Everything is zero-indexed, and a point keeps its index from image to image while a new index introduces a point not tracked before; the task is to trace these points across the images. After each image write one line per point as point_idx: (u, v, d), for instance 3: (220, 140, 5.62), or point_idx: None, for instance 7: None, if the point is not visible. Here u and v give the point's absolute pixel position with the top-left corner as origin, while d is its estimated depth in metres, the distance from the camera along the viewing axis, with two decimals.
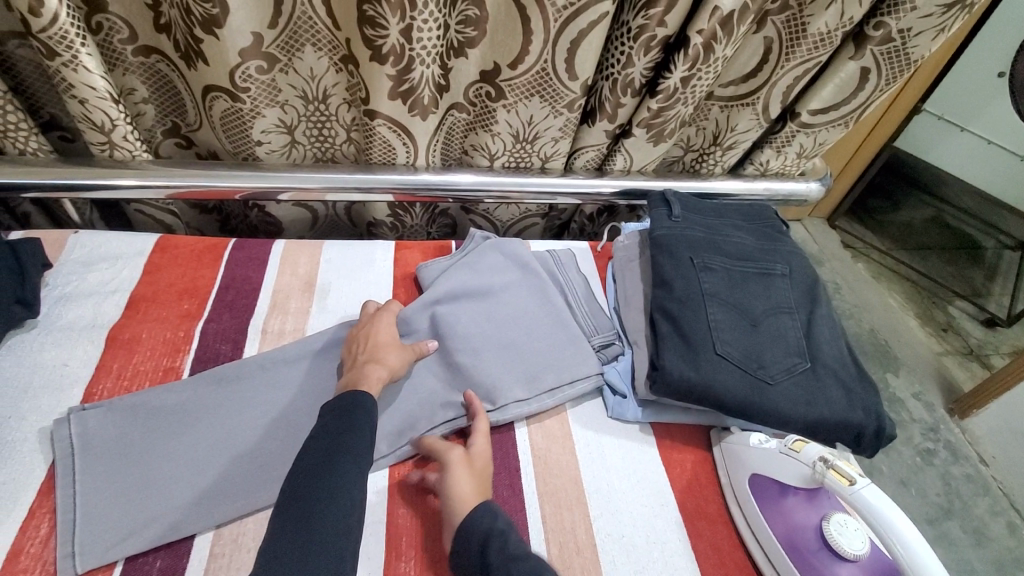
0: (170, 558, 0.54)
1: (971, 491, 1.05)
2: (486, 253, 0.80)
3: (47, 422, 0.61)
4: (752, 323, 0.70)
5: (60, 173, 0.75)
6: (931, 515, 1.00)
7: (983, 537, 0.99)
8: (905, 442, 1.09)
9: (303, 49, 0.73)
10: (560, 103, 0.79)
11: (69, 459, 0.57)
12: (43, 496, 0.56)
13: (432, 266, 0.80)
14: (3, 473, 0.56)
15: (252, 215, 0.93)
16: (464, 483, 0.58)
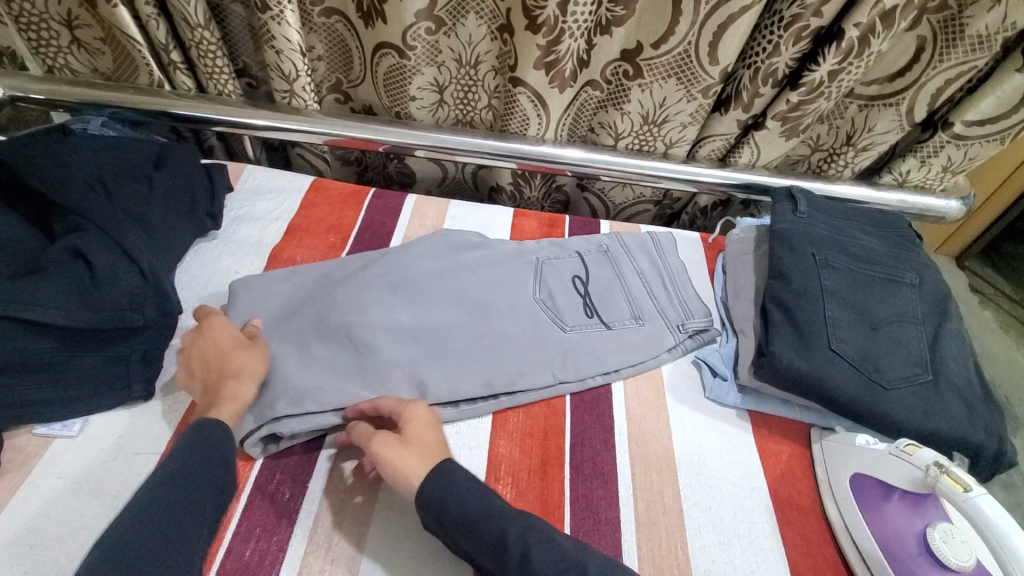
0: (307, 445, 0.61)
1: None
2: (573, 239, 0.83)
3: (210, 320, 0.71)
4: (872, 326, 0.68)
5: (246, 112, 0.88)
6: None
7: None
8: None
9: (467, 16, 0.80)
10: (695, 88, 0.81)
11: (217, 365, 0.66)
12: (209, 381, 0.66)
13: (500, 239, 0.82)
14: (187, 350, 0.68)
15: (390, 166, 1.03)
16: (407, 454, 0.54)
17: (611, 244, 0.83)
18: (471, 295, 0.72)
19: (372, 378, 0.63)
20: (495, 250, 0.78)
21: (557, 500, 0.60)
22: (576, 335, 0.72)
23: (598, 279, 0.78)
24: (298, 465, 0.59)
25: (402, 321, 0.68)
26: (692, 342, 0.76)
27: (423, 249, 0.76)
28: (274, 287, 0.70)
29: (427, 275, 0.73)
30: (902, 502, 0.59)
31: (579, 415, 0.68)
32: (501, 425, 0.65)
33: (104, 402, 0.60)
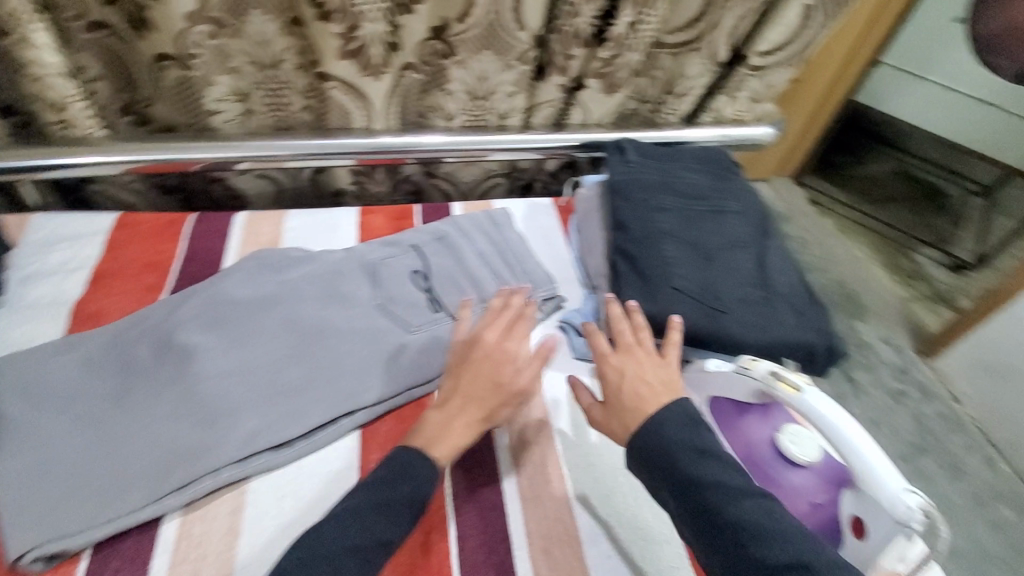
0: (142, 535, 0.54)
1: None
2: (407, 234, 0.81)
3: None
4: (707, 257, 0.73)
5: (15, 154, 0.75)
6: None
7: None
8: None
9: (249, 13, 0.73)
10: (510, 57, 0.80)
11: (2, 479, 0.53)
12: None
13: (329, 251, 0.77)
14: None
15: (214, 189, 0.94)
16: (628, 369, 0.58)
17: (448, 230, 0.83)
18: (293, 318, 0.68)
19: (215, 431, 0.58)
20: (319, 264, 0.74)
21: (437, 500, 0.58)
22: (421, 331, 0.70)
23: (438, 269, 0.77)
24: (135, 547, 0.53)
25: (222, 365, 0.62)
26: (539, 313, 0.77)
27: (236, 279, 0.70)
28: (48, 359, 0.61)
29: (237, 307, 0.67)
30: (759, 418, 0.64)
31: None
32: (372, 438, 0.63)
33: None
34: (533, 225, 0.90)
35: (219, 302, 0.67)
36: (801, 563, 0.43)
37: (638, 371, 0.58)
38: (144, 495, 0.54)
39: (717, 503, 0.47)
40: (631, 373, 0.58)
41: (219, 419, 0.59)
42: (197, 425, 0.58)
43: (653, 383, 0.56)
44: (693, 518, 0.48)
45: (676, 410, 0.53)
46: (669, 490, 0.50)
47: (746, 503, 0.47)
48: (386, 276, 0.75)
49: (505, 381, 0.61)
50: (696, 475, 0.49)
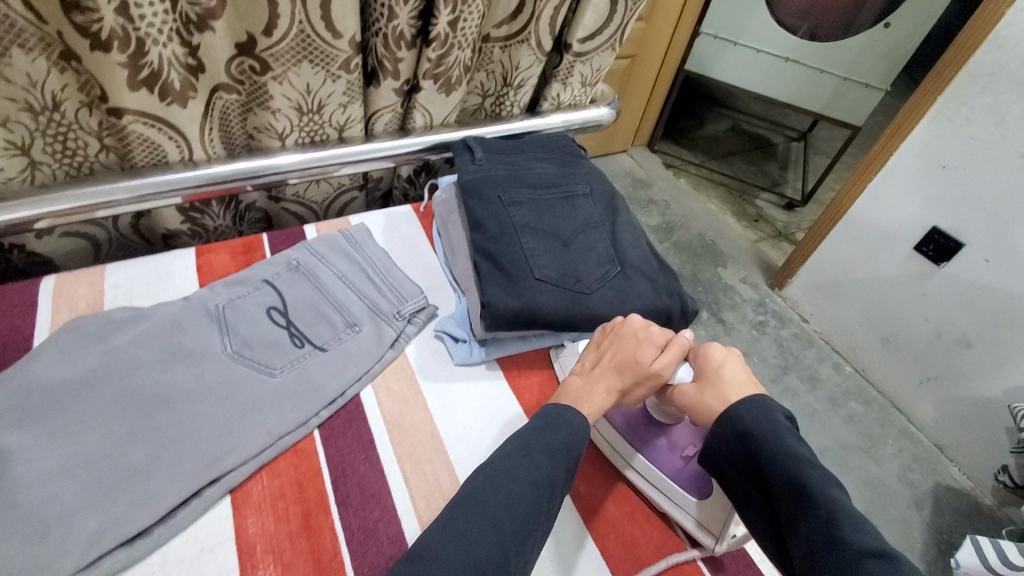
0: None
1: (799, 346, 1.27)
2: (254, 269, 0.74)
3: None
4: (565, 243, 0.75)
5: None
6: (774, 374, 1.19)
7: (816, 381, 1.20)
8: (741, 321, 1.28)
9: (8, 53, 0.62)
10: (332, 66, 0.75)
11: None
12: None
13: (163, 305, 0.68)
14: None
15: (12, 258, 0.79)
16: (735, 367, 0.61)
17: (301, 258, 0.77)
18: (128, 389, 0.60)
19: (51, 547, 0.50)
20: (150, 323, 0.66)
21: (330, 548, 0.55)
22: (287, 374, 0.65)
23: (296, 301, 0.72)
24: None
25: (45, 466, 0.53)
26: (413, 327, 0.74)
27: (45, 359, 0.60)
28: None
29: (52, 394, 0.58)
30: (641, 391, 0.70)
31: (333, 447, 0.63)
32: (246, 501, 0.57)
33: None
34: (393, 236, 0.87)
35: (29, 392, 0.57)
36: (886, 553, 0.45)
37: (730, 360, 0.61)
38: None
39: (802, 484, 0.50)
40: (729, 367, 0.61)
41: (50, 527, 0.50)
42: (17, 544, 0.49)
43: (736, 379, 0.60)
44: (787, 500, 0.50)
45: (767, 403, 0.56)
46: (761, 476, 0.53)
47: (812, 480, 0.50)
48: (236, 321, 0.68)
49: (642, 364, 0.63)
50: (790, 457, 0.51)
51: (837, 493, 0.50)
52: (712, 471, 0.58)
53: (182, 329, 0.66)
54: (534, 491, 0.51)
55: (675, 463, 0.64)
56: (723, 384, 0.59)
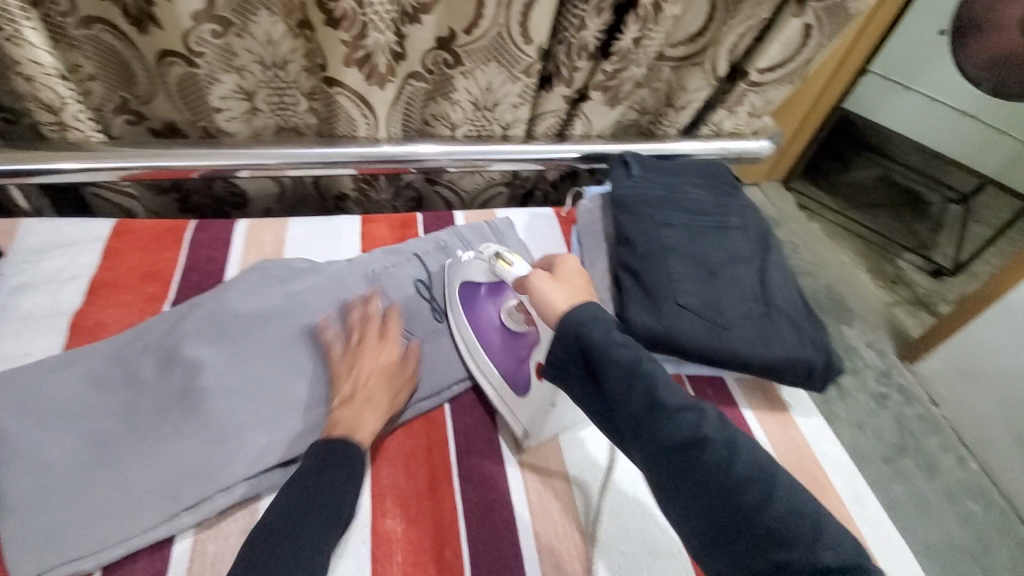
0: (153, 559, 0.53)
1: None
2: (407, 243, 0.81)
3: None
4: (711, 272, 0.74)
5: (10, 158, 0.72)
6: None
7: None
8: None
9: (257, 13, 0.73)
10: (516, 69, 0.79)
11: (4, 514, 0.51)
12: None
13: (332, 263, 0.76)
14: None
15: (215, 187, 0.92)
16: (553, 292, 0.56)
17: (448, 240, 0.83)
18: (299, 331, 0.68)
19: (228, 452, 0.58)
20: (321, 276, 0.74)
21: (450, 516, 0.60)
22: (425, 346, 0.71)
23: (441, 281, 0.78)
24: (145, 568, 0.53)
25: (228, 381, 0.61)
26: None
27: (240, 291, 0.69)
28: (42, 373, 0.59)
29: (242, 323, 0.66)
30: (489, 303, 0.71)
31: (460, 423, 0.68)
32: (381, 454, 0.63)
33: None
34: (535, 236, 0.90)
35: (223, 314, 0.66)
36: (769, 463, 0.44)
37: (561, 298, 0.55)
38: (153, 516, 0.54)
39: (705, 454, 0.44)
40: (575, 291, 0.56)
41: (227, 437, 0.58)
42: (202, 445, 0.57)
43: (559, 296, 0.55)
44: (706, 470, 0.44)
45: (595, 308, 0.53)
46: (613, 401, 0.49)
47: (719, 445, 0.44)
48: (388, 287, 0.75)
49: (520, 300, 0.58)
50: (692, 432, 0.45)
51: (755, 460, 0.44)
52: (552, 376, 0.54)
53: (345, 286, 0.74)
54: (334, 522, 0.51)
55: (513, 367, 0.67)
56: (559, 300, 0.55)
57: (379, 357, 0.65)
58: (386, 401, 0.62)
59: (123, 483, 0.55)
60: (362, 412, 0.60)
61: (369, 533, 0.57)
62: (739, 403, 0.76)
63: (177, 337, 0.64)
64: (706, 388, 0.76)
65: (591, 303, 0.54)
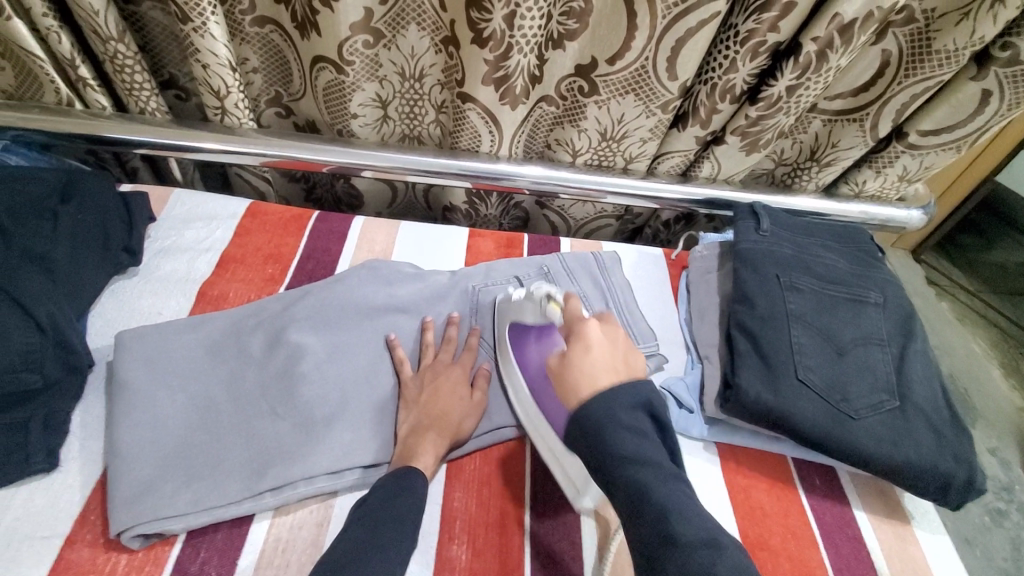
0: (231, 532, 0.54)
1: None
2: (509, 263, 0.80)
3: (104, 369, 0.63)
4: (838, 351, 0.67)
5: (175, 133, 0.80)
6: None
7: None
8: (974, 500, 1.02)
9: (407, 28, 0.75)
10: (653, 103, 0.77)
11: (112, 463, 0.55)
12: (98, 497, 0.54)
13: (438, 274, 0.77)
14: (85, 406, 0.60)
15: (337, 186, 0.97)
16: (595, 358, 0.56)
17: (551, 265, 0.81)
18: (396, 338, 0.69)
19: (316, 443, 0.58)
20: (424, 284, 0.74)
21: (515, 558, 0.56)
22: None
23: None
24: (225, 540, 0.54)
25: (326, 373, 0.63)
26: None
27: (351, 284, 0.71)
28: (169, 333, 0.64)
29: (348, 318, 0.68)
30: (539, 342, 0.67)
31: (540, 458, 0.65)
32: (456, 476, 0.61)
33: None
34: (640, 277, 0.86)
35: (332, 307, 0.68)
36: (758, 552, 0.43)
37: (581, 361, 0.56)
38: (240, 491, 0.55)
39: (612, 468, 0.48)
40: (595, 352, 0.57)
41: (317, 426, 0.59)
42: (294, 429, 0.59)
43: (600, 371, 0.55)
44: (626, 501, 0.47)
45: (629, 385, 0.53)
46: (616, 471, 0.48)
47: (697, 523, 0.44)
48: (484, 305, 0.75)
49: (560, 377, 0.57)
50: (606, 452, 0.49)
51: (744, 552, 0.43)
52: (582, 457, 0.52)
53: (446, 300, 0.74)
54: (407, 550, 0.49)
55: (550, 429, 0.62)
56: (589, 377, 0.55)
57: (446, 384, 0.64)
58: (449, 425, 0.61)
59: (219, 453, 0.57)
60: (427, 433, 0.60)
61: (433, 555, 0.55)
62: (851, 502, 0.67)
63: (288, 318, 0.66)
64: (813, 476, 0.68)
65: (631, 381, 0.54)
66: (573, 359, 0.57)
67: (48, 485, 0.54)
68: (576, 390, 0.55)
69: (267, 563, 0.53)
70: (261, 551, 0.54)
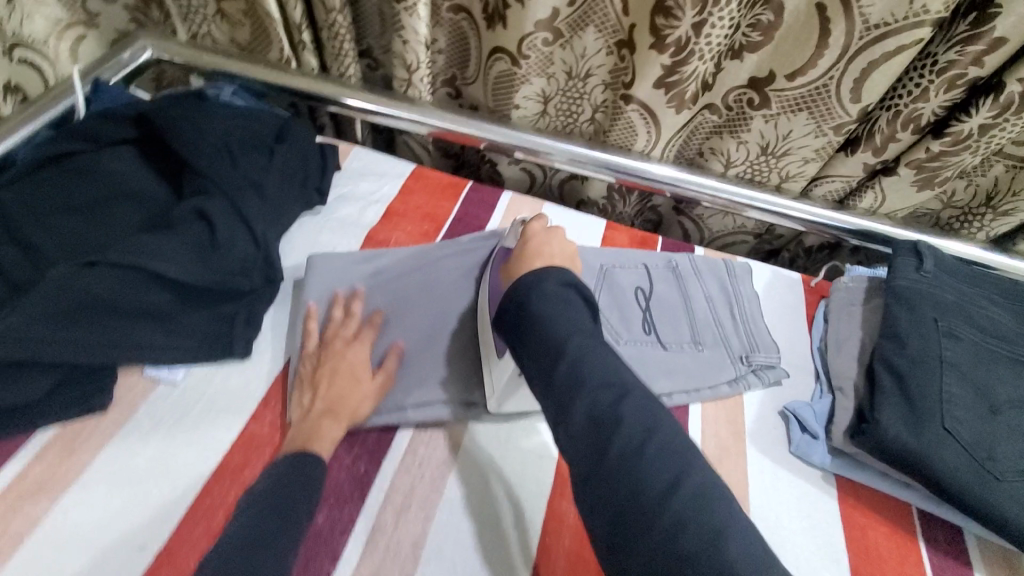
0: (378, 441, 0.62)
1: None
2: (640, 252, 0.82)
3: (289, 281, 0.74)
4: (993, 410, 0.63)
5: (364, 98, 0.90)
6: None
7: None
8: None
9: (586, 30, 0.79)
10: (827, 124, 0.76)
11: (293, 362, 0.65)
12: (277, 386, 0.64)
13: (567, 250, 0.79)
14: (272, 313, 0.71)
15: (483, 168, 1.05)
16: (557, 246, 0.61)
17: (681, 261, 0.81)
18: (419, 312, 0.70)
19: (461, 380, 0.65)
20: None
21: None
22: (630, 351, 0.71)
23: (666, 299, 0.77)
24: (376, 442, 0.62)
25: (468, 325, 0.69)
26: (754, 377, 0.72)
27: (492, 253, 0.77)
28: (348, 265, 0.73)
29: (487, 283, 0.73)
30: (497, 270, 0.66)
31: None
32: None
33: (202, 356, 0.63)
34: (774, 298, 0.84)
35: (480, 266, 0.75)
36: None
37: (541, 244, 0.60)
38: (386, 408, 0.63)
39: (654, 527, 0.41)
40: (552, 241, 0.61)
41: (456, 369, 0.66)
42: (321, 386, 0.61)
43: (555, 252, 0.60)
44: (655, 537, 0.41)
45: (567, 270, 0.54)
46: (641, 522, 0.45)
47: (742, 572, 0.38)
48: (613, 282, 0.77)
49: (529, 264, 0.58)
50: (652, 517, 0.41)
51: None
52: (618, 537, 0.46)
53: None
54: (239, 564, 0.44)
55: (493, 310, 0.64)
56: (544, 256, 0.59)
57: (344, 363, 0.62)
58: (347, 410, 0.60)
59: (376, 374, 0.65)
60: (320, 421, 0.58)
61: (544, 506, 0.59)
62: (978, 569, 0.62)
63: (399, 267, 0.73)
64: (938, 532, 0.64)
65: (563, 266, 0.55)
66: (520, 253, 0.61)
67: (242, 371, 0.65)
68: (527, 264, 0.59)
69: (404, 477, 0.59)
70: (401, 466, 0.60)
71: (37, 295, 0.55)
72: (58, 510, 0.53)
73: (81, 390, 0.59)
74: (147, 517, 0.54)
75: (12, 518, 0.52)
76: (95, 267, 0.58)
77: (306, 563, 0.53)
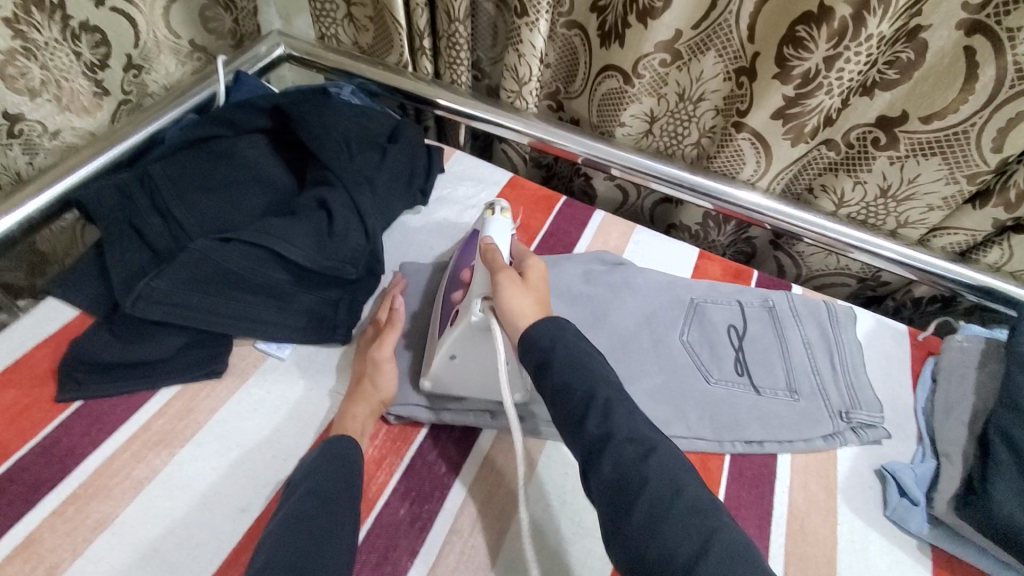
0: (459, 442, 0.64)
1: None
2: (726, 285, 0.80)
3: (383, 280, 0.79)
4: None
5: (471, 104, 0.93)
6: None
7: None
8: None
9: (705, 54, 0.78)
10: (961, 171, 0.71)
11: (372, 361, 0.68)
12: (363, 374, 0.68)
13: (648, 275, 0.78)
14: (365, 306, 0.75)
15: (575, 181, 1.06)
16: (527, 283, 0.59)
17: (778, 301, 0.78)
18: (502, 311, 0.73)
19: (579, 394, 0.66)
20: (645, 280, 0.77)
21: None
22: (718, 388, 0.69)
23: (755, 337, 0.74)
24: (457, 442, 0.64)
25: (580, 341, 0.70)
26: (852, 435, 0.68)
27: (575, 265, 0.78)
28: (441, 270, 0.76)
29: (565, 297, 0.74)
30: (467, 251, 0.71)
31: (734, 490, 0.64)
32: None
33: (309, 336, 0.68)
34: (876, 346, 0.79)
35: (574, 281, 0.76)
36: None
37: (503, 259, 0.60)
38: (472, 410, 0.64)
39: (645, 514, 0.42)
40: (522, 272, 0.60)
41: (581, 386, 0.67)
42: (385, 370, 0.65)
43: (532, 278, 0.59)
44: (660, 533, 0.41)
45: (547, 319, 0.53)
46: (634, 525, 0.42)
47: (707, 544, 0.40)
48: (703, 316, 0.75)
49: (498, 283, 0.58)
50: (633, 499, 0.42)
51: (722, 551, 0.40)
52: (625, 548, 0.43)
53: (635, 298, 0.75)
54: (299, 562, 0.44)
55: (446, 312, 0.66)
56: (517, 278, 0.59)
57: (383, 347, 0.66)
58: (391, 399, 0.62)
59: None
60: (364, 400, 0.62)
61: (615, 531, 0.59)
62: None
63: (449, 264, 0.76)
64: None
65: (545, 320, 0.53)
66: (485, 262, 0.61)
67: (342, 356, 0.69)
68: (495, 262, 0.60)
69: (482, 480, 0.61)
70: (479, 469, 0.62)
71: (179, 264, 0.61)
72: (174, 462, 0.58)
73: (203, 353, 0.64)
74: (248, 481, 0.58)
75: (135, 465, 0.57)
76: (230, 242, 0.64)
77: (387, 550, 0.55)
